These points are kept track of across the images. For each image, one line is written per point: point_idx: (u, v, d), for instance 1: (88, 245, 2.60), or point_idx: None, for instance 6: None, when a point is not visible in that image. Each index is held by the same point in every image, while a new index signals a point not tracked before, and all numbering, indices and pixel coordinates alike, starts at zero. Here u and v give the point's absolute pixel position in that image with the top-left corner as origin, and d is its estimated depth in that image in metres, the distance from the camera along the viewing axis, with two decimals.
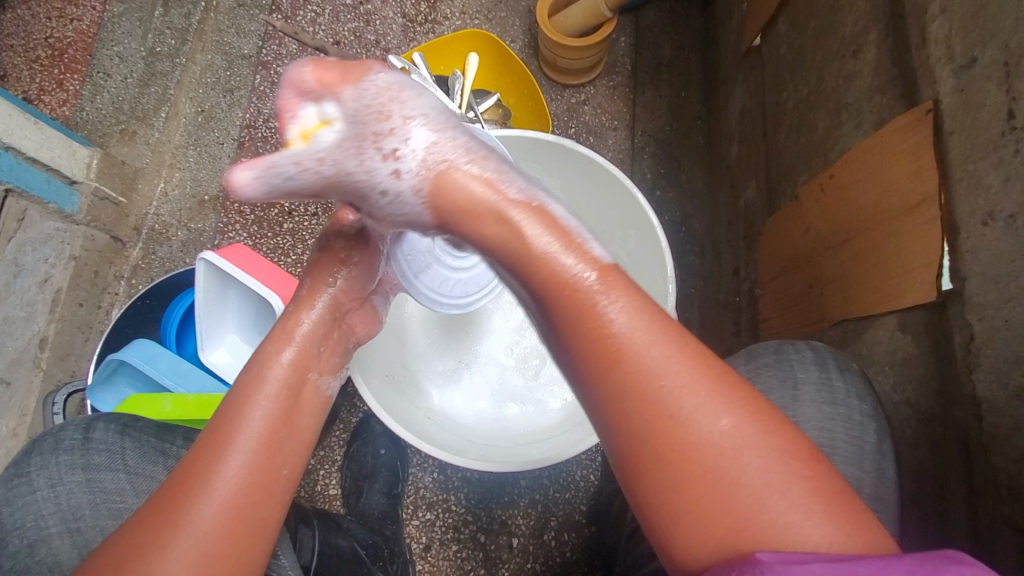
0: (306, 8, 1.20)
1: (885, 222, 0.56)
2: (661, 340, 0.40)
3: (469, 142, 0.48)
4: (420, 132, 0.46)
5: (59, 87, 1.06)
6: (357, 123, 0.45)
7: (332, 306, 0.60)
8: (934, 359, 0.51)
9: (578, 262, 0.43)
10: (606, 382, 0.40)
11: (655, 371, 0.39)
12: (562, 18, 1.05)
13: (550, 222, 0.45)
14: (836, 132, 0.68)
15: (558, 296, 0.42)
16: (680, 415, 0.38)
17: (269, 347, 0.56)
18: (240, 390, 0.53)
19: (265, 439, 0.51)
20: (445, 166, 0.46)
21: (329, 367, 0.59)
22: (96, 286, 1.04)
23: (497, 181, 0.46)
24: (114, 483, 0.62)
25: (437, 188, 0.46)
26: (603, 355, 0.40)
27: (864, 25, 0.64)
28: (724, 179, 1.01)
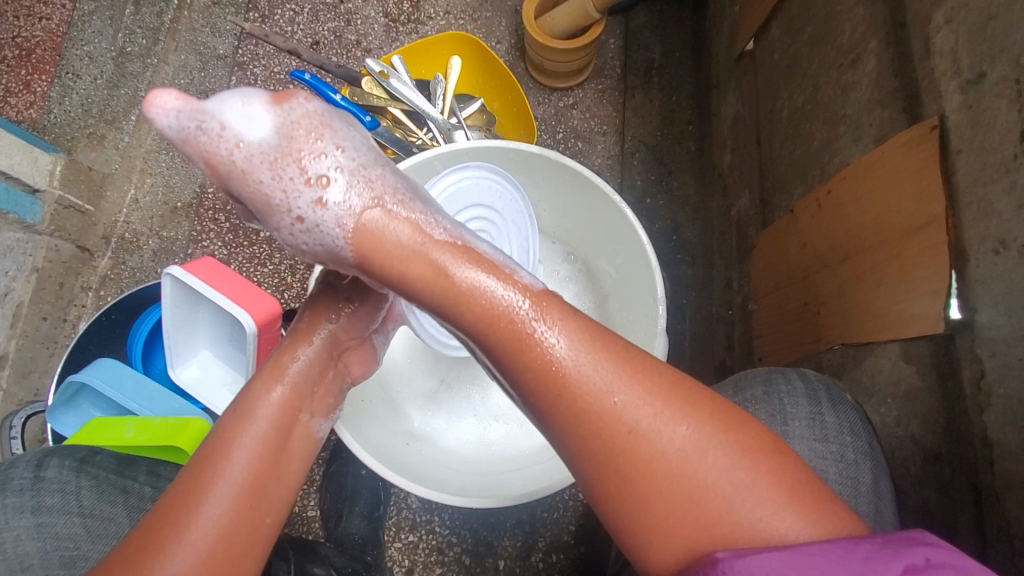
0: (284, 7, 1.15)
1: (887, 243, 0.54)
2: (606, 360, 0.42)
3: (397, 182, 0.48)
4: (347, 166, 0.46)
5: (25, 88, 1.01)
6: (282, 140, 0.44)
7: (328, 344, 0.57)
8: (940, 393, 0.50)
9: (515, 292, 0.45)
10: (559, 409, 0.42)
11: (600, 392, 0.41)
12: (548, 19, 1.01)
13: (478, 259, 0.47)
14: (834, 144, 0.65)
15: (500, 327, 0.44)
16: (637, 429, 0.40)
17: (261, 382, 0.53)
18: (228, 431, 0.50)
19: (249, 486, 0.48)
20: (376, 203, 0.46)
21: (321, 408, 0.56)
22: (61, 298, 0.98)
23: (422, 224, 0.46)
24: (68, 528, 0.59)
25: (367, 225, 0.46)
26: (551, 380, 0.42)
27: (863, 33, 0.61)
28: (716, 188, 0.98)
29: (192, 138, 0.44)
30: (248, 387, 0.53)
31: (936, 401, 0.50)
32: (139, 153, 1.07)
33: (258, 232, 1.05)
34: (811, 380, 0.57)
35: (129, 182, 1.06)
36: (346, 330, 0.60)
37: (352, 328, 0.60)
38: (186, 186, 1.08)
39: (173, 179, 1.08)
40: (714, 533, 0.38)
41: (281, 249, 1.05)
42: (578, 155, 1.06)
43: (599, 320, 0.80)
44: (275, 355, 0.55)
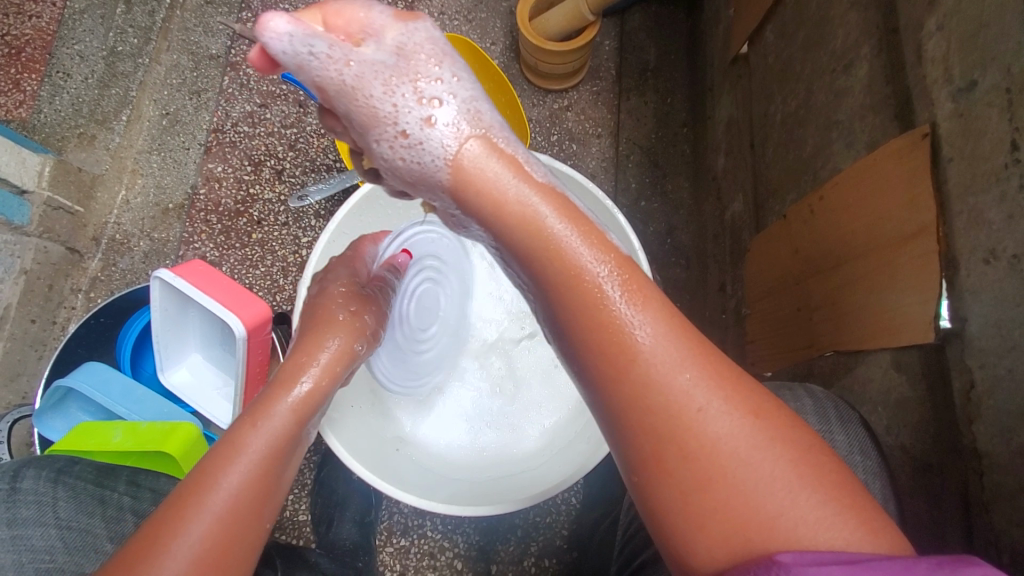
0: (277, 6, 1.14)
1: (878, 250, 0.54)
2: (682, 336, 0.41)
3: (499, 121, 0.46)
4: (460, 98, 0.44)
5: (15, 88, 0.98)
6: (403, 58, 0.43)
7: (343, 355, 0.61)
8: (930, 403, 0.50)
9: (599, 252, 0.42)
10: (626, 384, 0.40)
11: (675, 370, 0.39)
12: (542, 21, 1.00)
13: (569, 210, 0.43)
14: (826, 150, 0.64)
15: (575, 289, 0.41)
16: (706, 411, 0.39)
17: (277, 391, 0.55)
18: (240, 436, 0.51)
19: (259, 492, 0.50)
20: (476, 137, 0.44)
21: (318, 420, 0.59)
22: (51, 300, 0.97)
23: (522, 164, 0.44)
24: (44, 540, 0.58)
25: (460, 163, 0.43)
26: (624, 349, 0.40)
27: (855, 39, 0.61)
28: (711, 191, 0.98)
29: (306, 63, 0.41)
30: (265, 394, 0.55)
31: (925, 411, 0.50)
32: (130, 154, 1.07)
33: (250, 233, 1.05)
34: (821, 399, 0.53)
35: (120, 183, 1.06)
36: (346, 339, 0.62)
37: (363, 342, 0.64)
38: (178, 187, 1.07)
39: (166, 180, 1.07)
40: (762, 524, 0.37)
41: (273, 251, 1.04)
42: (572, 157, 1.05)
43: None
44: (291, 365, 0.58)
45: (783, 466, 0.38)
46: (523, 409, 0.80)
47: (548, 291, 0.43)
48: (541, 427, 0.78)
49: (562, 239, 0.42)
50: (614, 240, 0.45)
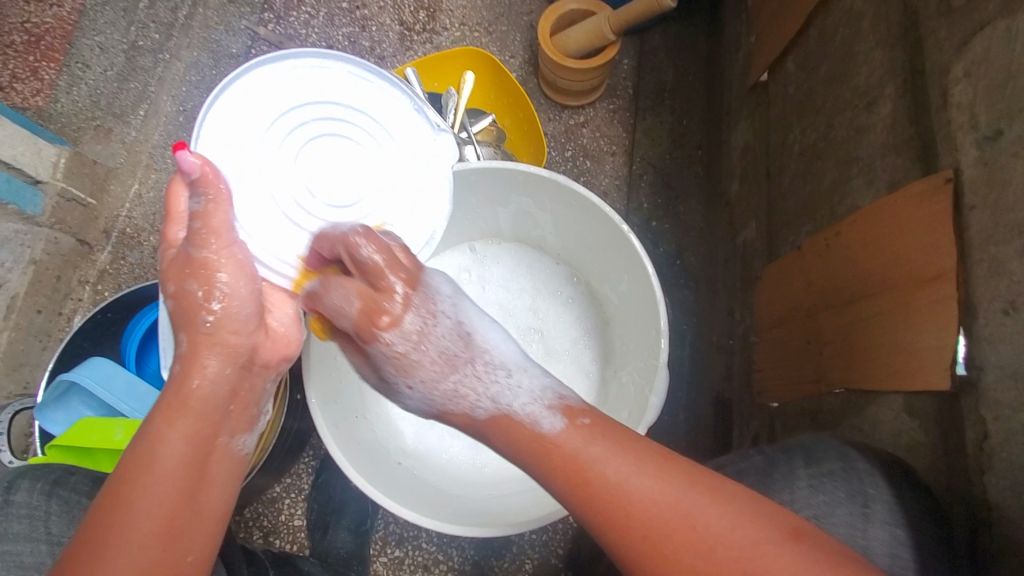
0: (300, 9, 1.15)
1: (894, 291, 0.54)
2: (627, 463, 0.44)
3: (451, 353, 0.51)
4: (430, 384, 0.51)
5: (33, 75, 0.97)
6: (400, 377, 0.51)
7: (229, 351, 0.55)
8: (944, 449, 0.50)
9: (539, 427, 0.48)
10: (594, 509, 0.43)
11: (624, 481, 0.43)
12: (563, 37, 1.00)
13: (509, 414, 0.49)
14: (844, 186, 0.64)
15: (521, 441, 0.48)
16: (664, 507, 0.41)
17: (160, 420, 0.51)
18: (124, 477, 0.48)
19: (165, 530, 0.48)
20: (442, 397, 0.51)
21: (239, 426, 0.56)
22: (58, 291, 0.97)
23: (473, 394, 0.51)
24: (34, 557, 0.57)
25: (439, 408, 0.52)
26: (579, 494, 0.44)
27: (879, 77, 0.61)
28: (723, 216, 0.97)
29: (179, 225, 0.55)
30: (142, 426, 0.51)
31: (938, 457, 0.50)
32: (145, 148, 1.06)
33: None
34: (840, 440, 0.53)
35: (133, 177, 1.05)
36: (225, 330, 0.55)
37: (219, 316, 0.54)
38: None
39: None
40: None
41: None
42: (586, 174, 1.06)
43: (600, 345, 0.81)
44: (172, 384, 0.53)
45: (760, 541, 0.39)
46: None
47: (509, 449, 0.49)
48: None
49: (511, 429, 0.49)
50: (552, 415, 0.48)
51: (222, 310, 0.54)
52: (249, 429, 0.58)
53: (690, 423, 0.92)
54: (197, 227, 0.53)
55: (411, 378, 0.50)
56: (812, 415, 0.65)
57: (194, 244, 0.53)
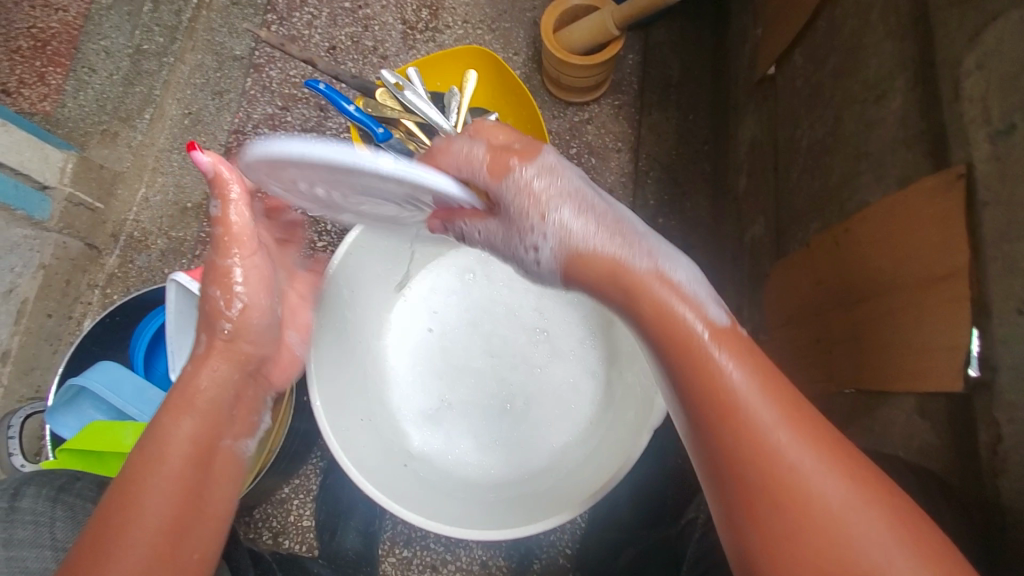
0: (302, 10, 1.14)
1: (905, 289, 0.53)
2: (770, 399, 0.45)
3: (604, 220, 0.51)
4: (566, 220, 0.50)
5: (40, 81, 0.99)
6: (509, 217, 0.51)
7: (237, 359, 0.60)
8: (956, 452, 0.49)
9: (696, 321, 0.49)
10: (722, 430, 0.45)
11: (769, 430, 0.44)
12: (566, 33, 0.99)
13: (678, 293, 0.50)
14: (854, 181, 0.63)
15: (675, 339, 0.48)
16: (797, 468, 0.43)
17: (167, 419, 0.55)
18: (135, 475, 0.51)
19: (168, 526, 0.50)
20: (574, 242, 0.51)
21: (243, 427, 0.60)
22: (67, 296, 0.97)
23: (627, 254, 0.51)
24: (39, 562, 0.57)
25: (567, 256, 0.51)
26: (717, 405, 0.46)
27: (889, 70, 0.60)
28: (730, 212, 0.96)
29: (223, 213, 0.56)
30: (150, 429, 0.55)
31: (950, 459, 0.49)
32: (151, 152, 1.06)
33: None
34: None
35: (141, 181, 1.05)
36: (243, 340, 0.61)
37: (236, 326, 0.61)
38: (196, 187, 1.06)
39: (185, 179, 1.06)
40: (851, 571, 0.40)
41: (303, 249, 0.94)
42: (590, 172, 1.05)
43: (605, 343, 0.81)
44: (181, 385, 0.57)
45: (878, 526, 0.41)
46: (530, 427, 0.79)
47: (665, 348, 0.49)
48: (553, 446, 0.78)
49: (671, 307, 0.49)
50: (714, 311, 0.50)
51: (240, 320, 0.61)
52: (248, 431, 0.61)
53: None
54: (220, 233, 0.58)
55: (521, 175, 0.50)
56: None
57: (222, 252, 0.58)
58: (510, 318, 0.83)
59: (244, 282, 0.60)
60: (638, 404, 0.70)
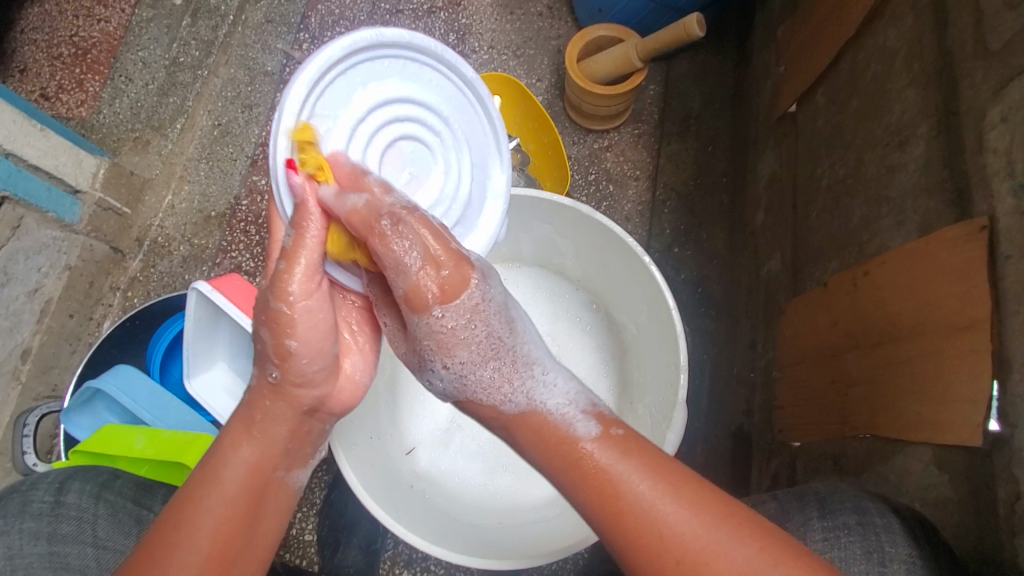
0: (333, 29, 1.17)
1: (924, 337, 0.52)
2: (665, 487, 0.43)
3: (502, 364, 0.50)
4: (460, 369, 0.50)
5: (78, 87, 1.05)
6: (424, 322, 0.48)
7: (292, 404, 0.54)
8: (974, 507, 0.48)
9: (582, 433, 0.47)
10: (623, 532, 0.43)
11: (659, 517, 0.42)
12: (590, 64, 1.02)
13: (540, 421, 0.49)
14: (874, 225, 0.63)
15: (573, 469, 0.46)
16: (688, 554, 0.41)
17: (230, 442, 0.53)
18: (193, 497, 0.50)
19: (217, 554, 0.49)
20: (468, 396, 0.50)
21: (298, 461, 0.56)
22: (90, 297, 1.00)
23: (499, 404, 0.50)
24: (79, 559, 0.57)
25: (466, 401, 0.51)
26: (611, 510, 0.44)
27: (912, 116, 0.60)
28: (746, 246, 0.96)
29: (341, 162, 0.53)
30: (213, 447, 0.54)
31: (967, 514, 0.49)
32: (180, 161, 1.09)
33: None
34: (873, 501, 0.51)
35: (167, 188, 1.08)
36: (314, 379, 0.54)
37: (320, 368, 0.54)
38: (222, 196, 1.09)
39: (211, 189, 1.09)
40: None
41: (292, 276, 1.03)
42: (608, 199, 1.06)
43: (618, 374, 0.80)
44: (247, 407, 0.54)
45: None
46: None
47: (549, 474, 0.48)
48: None
49: (552, 430, 0.48)
50: (584, 424, 0.48)
51: (299, 363, 0.53)
52: (304, 463, 0.58)
53: (709, 458, 0.90)
54: (281, 267, 0.51)
55: (431, 378, 0.51)
56: (835, 459, 0.64)
57: (276, 291, 0.51)
58: None
59: (304, 322, 0.52)
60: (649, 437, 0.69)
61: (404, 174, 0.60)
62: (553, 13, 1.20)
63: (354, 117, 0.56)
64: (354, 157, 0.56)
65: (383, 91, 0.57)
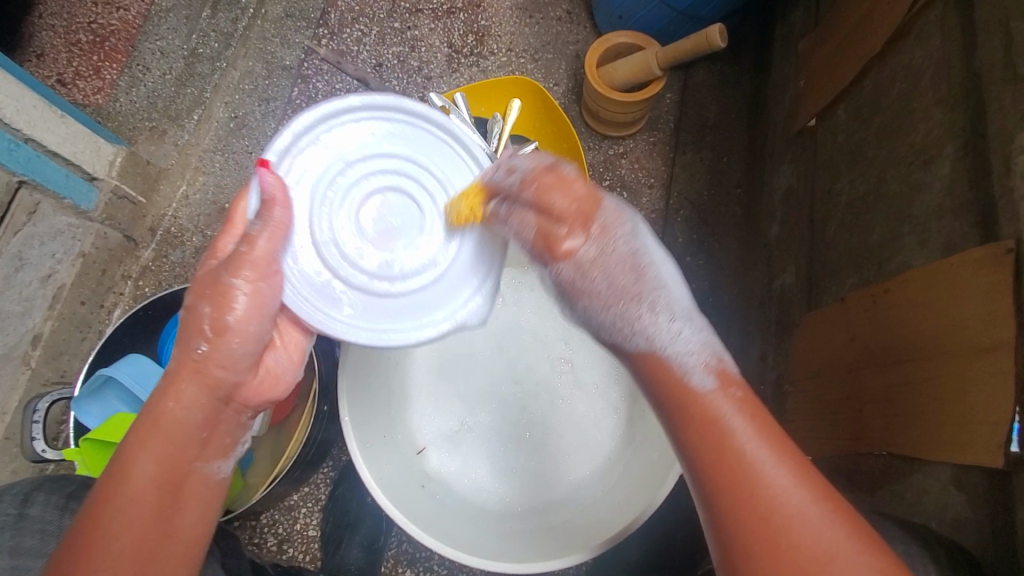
0: (353, 26, 1.18)
1: (947, 357, 0.53)
2: (770, 445, 0.44)
3: (630, 293, 0.50)
4: (592, 305, 0.51)
5: (95, 74, 1.05)
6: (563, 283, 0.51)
7: (212, 389, 0.53)
8: (991, 528, 0.49)
9: (699, 381, 0.47)
10: (720, 489, 0.43)
11: (759, 474, 0.42)
12: (609, 70, 1.02)
13: (663, 362, 0.49)
14: (896, 243, 0.63)
15: (684, 416, 0.46)
16: (785, 516, 0.41)
17: (138, 439, 0.51)
18: (100, 497, 0.48)
19: (135, 554, 0.48)
20: (658, 353, 0.49)
21: (218, 450, 0.55)
22: (101, 285, 1.00)
23: (657, 341, 0.49)
24: (40, 574, 0.56)
25: (648, 365, 0.49)
26: (713, 461, 0.44)
27: (938, 136, 0.61)
28: (760, 258, 0.96)
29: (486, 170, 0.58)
30: (121, 444, 0.51)
31: (984, 535, 0.49)
32: (195, 151, 1.09)
33: None
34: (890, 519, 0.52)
35: (182, 179, 1.08)
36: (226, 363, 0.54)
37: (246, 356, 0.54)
38: (236, 188, 1.09)
39: (225, 180, 1.08)
40: None
41: None
42: None
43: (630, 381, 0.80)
44: (152, 400, 0.52)
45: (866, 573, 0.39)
46: (548, 459, 0.79)
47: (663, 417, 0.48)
48: (568, 480, 0.78)
49: (677, 377, 0.48)
50: (703, 374, 0.47)
51: (218, 342, 0.53)
52: (230, 452, 0.56)
53: None
54: (242, 249, 0.53)
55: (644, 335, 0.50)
56: (849, 474, 0.64)
57: (232, 267, 0.52)
58: (537, 346, 0.84)
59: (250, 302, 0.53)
60: (661, 446, 0.69)
61: (387, 222, 0.62)
62: (573, 18, 1.20)
63: (326, 181, 0.60)
64: (328, 198, 0.60)
65: (366, 150, 0.62)
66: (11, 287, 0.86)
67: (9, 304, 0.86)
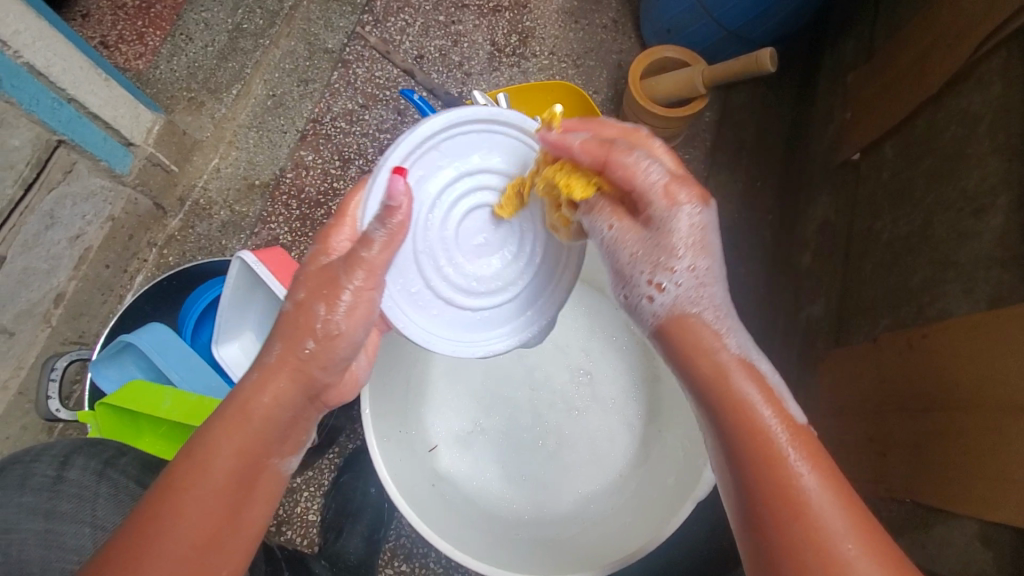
0: (398, 15, 1.17)
1: (987, 411, 0.52)
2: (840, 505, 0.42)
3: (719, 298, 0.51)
4: (677, 286, 0.50)
5: (138, 40, 1.07)
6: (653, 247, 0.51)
7: (307, 385, 0.53)
8: None
9: (774, 418, 0.46)
10: (775, 529, 0.43)
11: (819, 520, 0.42)
12: (653, 82, 1.01)
13: (744, 379, 0.48)
14: (937, 288, 0.62)
15: (750, 446, 0.45)
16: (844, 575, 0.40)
17: (221, 429, 0.50)
18: (174, 482, 0.47)
19: (199, 545, 0.47)
20: (690, 316, 0.50)
21: (294, 448, 0.54)
22: (127, 250, 1.00)
23: (723, 335, 0.49)
24: (75, 539, 0.58)
25: (679, 333, 0.50)
26: (773, 496, 0.43)
27: (993, 185, 0.60)
28: (788, 287, 0.95)
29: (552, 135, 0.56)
30: (200, 430, 0.50)
31: None
32: (231, 126, 1.08)
33: None
34: None
35: (215, 151, 1.07)
36: (319, 361, 0.53)
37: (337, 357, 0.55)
38: (267, 166, 1.09)
39: (258, 157, 1.09)
40: None
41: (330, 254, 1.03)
42: None
43: (649, 399, 0.80)
44: (238, 391, 0.52)
45: None
46: (561, 470, 0.79)
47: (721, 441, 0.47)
48: (578, 492, 0.77)
49: (749, 399, 0.46)
50: (791, 408, 0.47)
51: (329, 342, 0.53)
52: (301, 451, 0.55)
53: None
54: (359, 253, 0.52)
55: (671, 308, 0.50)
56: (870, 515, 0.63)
57: (349, 269, 0.52)
58: (559, 355, 0.83)
59: (349, 308, 0.53)
60: (679, 470, 0.69)
61: (475, 241, 0.63)
62: (619, 27, 1.19)
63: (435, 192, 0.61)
64: (432, 213, 0.61)
65: (473, 167, 0.62)
66: (39, 243, 0.86)
67: (35, 261, 0.86)
